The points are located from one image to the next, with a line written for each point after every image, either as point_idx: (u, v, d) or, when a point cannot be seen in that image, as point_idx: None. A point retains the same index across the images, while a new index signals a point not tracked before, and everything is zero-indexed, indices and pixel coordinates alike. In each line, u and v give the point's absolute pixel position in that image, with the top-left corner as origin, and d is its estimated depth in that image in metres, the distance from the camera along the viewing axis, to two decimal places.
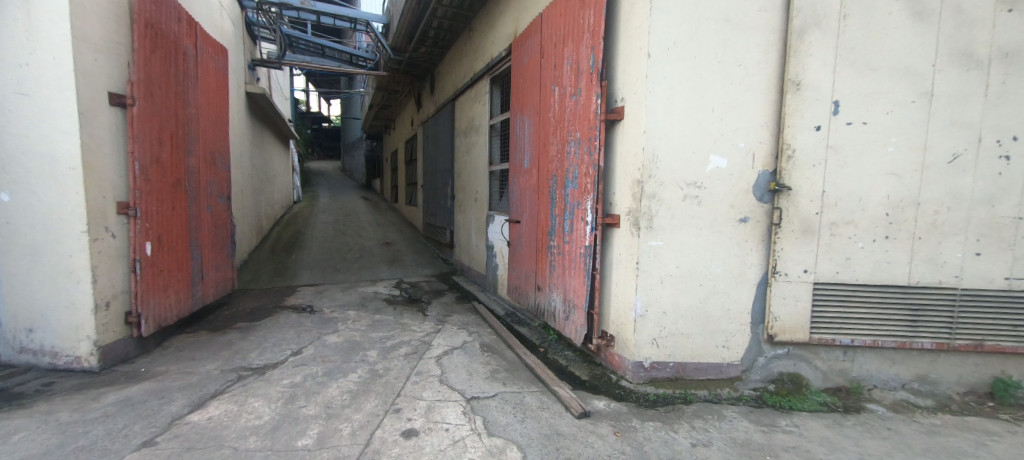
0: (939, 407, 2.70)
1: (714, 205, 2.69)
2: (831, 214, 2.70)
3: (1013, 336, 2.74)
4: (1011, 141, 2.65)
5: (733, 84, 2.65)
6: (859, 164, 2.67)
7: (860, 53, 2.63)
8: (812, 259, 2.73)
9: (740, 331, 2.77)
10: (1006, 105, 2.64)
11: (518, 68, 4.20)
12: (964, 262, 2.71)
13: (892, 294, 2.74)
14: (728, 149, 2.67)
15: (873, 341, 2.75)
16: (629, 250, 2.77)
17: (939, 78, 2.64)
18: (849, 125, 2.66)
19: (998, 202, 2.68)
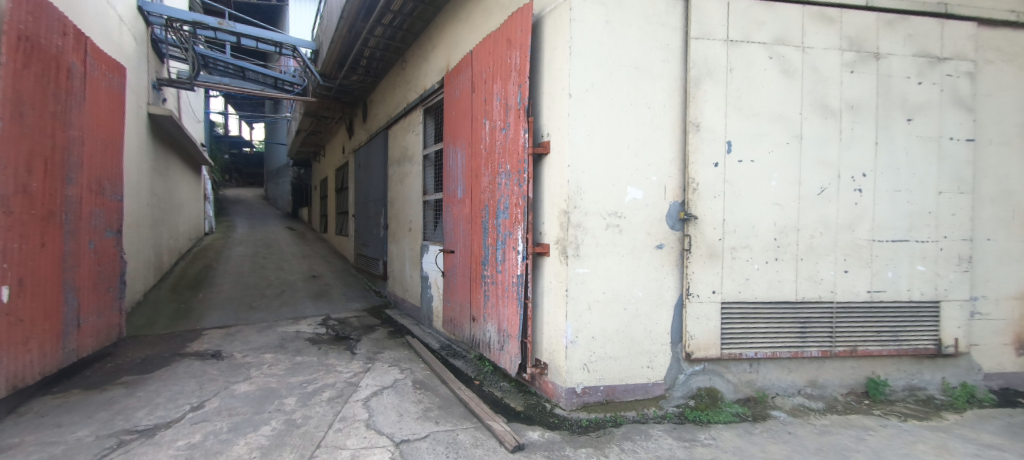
0: (828, 409, 3.06)
1: (633, 233, 2.90)
2: (732, 240, 3.03)
3: (879, 341, 3.21)
4: (862, 177, 3.19)
5: (644, 124, 2.92)
6: (751, 195, 3.05)
7: (743, 101, 3.04)
8: (718, 280, 3.01)
9: (661, 350, 2.96)
10: (857, 147, 3.19)
11: (450, 100, 4.29)
12: (836, 279, 3.16)
13: (784, 308, 3.10)
14: (642, 182, 2.92)
15: (772, 352, 3.08)
16: (558, 278, 2.87)
17: (806, 124, 3.13)
18: (740, 162, 3.03)
19: (857, 227, 3.19)
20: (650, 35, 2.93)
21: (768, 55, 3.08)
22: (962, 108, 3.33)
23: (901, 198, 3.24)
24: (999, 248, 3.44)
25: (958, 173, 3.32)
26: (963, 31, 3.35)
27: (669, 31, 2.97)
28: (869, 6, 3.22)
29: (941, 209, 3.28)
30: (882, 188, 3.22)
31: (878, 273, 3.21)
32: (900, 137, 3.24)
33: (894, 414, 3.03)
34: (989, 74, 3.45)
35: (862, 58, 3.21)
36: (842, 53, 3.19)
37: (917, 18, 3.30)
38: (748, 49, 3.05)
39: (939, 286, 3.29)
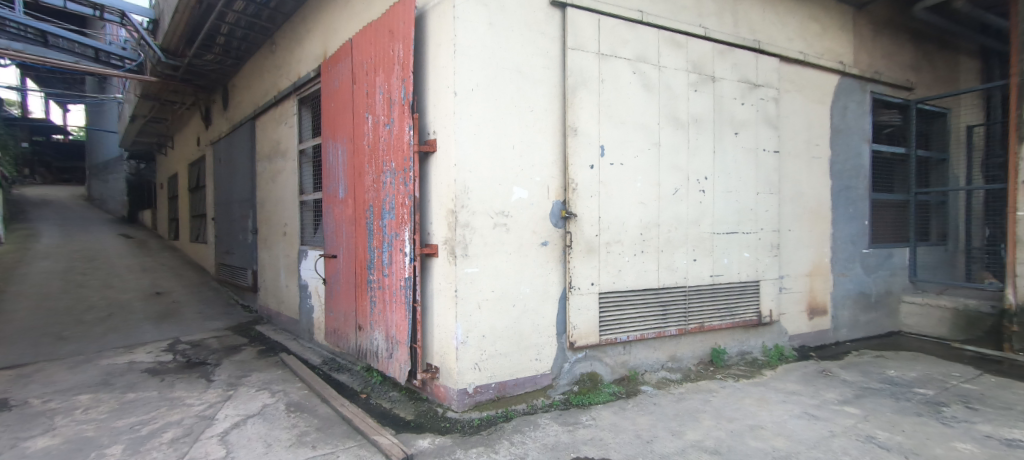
0: (684, 379, 3.56)
1: (520, 231, 3.00)
2: (606, 236, 3.32)
3: (720, 317, 3.83)
4: (704, 180, 3.78)
5: (527, 127, 3.04)
6: (621, 195, 3.38)
7: (612, 110, 3.36)
8: (596, 273, 3.27)
9: (548, 342, 3.12)
10: (701, 154, 3.77)
11: (328, 92, 3.95)
12: (688, 267, 3.69)
13: (649, 295, 3.51)
14: (527, 182, 3.04)
15: (640, 334, 3.46)
16: (447, 279, 2.83)
17: (663, 133, 3.59)
18: (611, 165, 3.34)
19: (702, 222, 3.77)
20: (531, 42, 3.06)
21: (632, 70, 3.45)
22: (771, 125, 4.15)
23: (732, 197, 3.92)
24: (797, 236, 4.38)
25: (770, 178, 4.14)
26: (770, 65, 4.17)
27: (548, 40, 3.14)
28: (707, 36, 3.83)
29: (759, 206, 4.06)
30: (719, 189, 3.85)
31: (718, 260, 3.84)
32: (730, 147, 3.92)
33: (730, 376, 3.65)
34: (789, 100, 4.36)
35: (703, 80, 3.80)
36: (688, 74, 3.72)
37: (740, 51, 4.01)
38: (615, 64, 3.37)
39: (759, 269, 4.05)
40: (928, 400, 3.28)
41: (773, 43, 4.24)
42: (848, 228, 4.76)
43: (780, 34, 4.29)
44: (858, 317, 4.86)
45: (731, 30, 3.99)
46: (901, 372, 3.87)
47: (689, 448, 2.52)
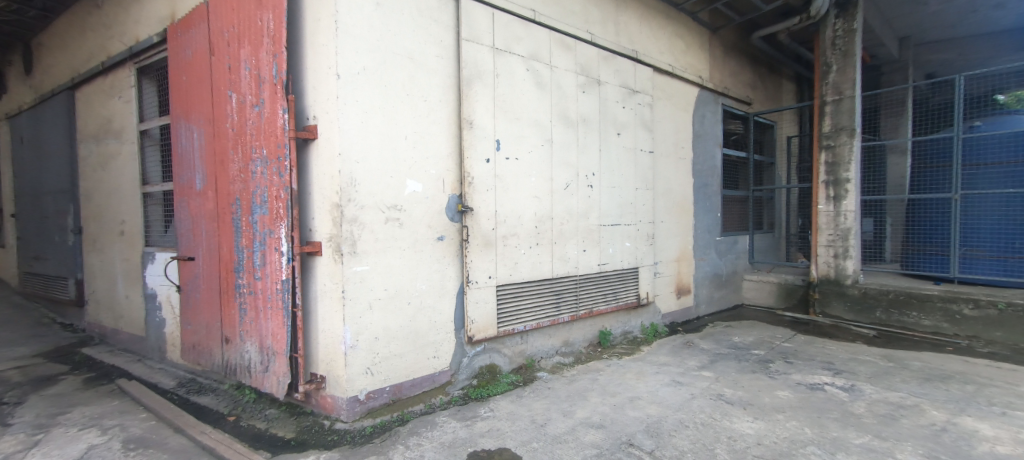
0: (575, 362, 3.79)
1: (414, 226, 2.87)
2: (503, 229, 3.35)
3: (605, 302, 4.15)
4: (591, 176, 4.04)
5: (420, 117, 2.91)
6: (516, 189, 3.44)
7: (507, 105, 3.39)
8: (493, 267, 3.29)
9: (446, 339, 3.05)
10: (589, 152, 4.02)
11: (177, 63, 3.32)
12: (578, 257, 3.92)
13: (543, 285, 3.65)
14: (421, 175, 2.92)
15: (536, 324, 3.59)
16: (332, 279, 2.58)
17: (555, 130, 3.74)
18: (506, 160, 3.37)
19: (590, 215, 4.02)
20: (423, 29, 2.92)
21: (526, 67, 3.52)
22: (646, 128, 4.60)
23: (616, 192, 4.26)
24: (668, 227, 4.94)
25: (646, 175, 4.60)
26: (646, 73, 4.61)
27: (442, 28, 3.04)
28: (593, 41, 4.08)
29: (638, 201, 4.48)
30: (604, 185, 4.16)
31: (604, 250, 4.15)
32: (613, 146, 4.24)
33: (615, 355, 3.99)
34: (661, 106, 4.88)
35: (590, 82, 4.05)
36: (577, 76, 3.93)
37: (621, 58, 4.36)
38: (509, 60, 3.41)
39: (638, 256, 4.48)
40: (761, 359, 3.97)
41: (648, 54, 4.69)
42: (706, 220, 5.52)
43: (653, 46, 4.76)
44: (713, 294, 5.68)
45: (613, 38, 4.30)
46: (744, 338, 4.63)
47: (579, 426, 2.69)
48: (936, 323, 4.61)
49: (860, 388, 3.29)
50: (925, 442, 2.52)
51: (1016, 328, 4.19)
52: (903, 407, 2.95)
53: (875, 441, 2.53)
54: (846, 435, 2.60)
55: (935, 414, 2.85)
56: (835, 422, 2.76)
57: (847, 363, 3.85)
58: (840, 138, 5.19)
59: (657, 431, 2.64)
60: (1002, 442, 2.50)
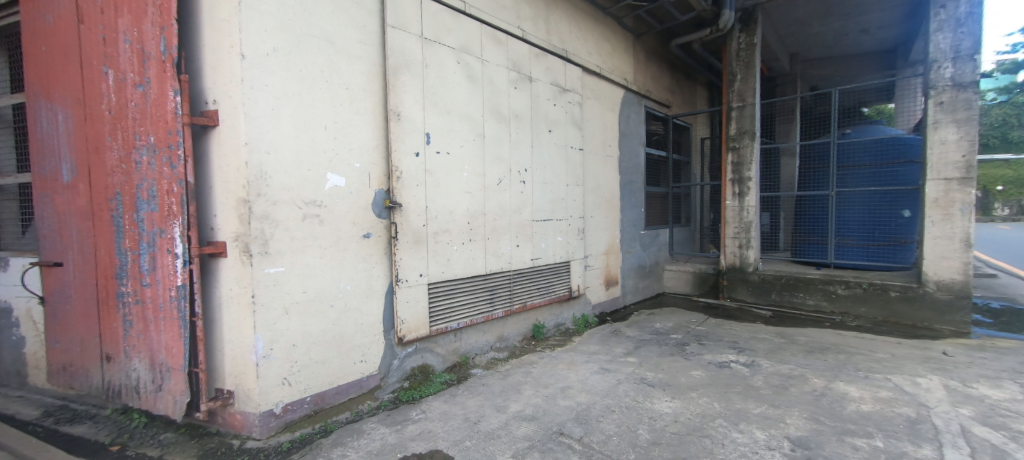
0: (509, 356, 3.80)
1: (336, 223, 2.67)
2: (434, 226, 3.25)
3: (538, 296, 4.21)
4: (524, 172, 4.06)
5: (341, 106, 2.71)
6: (447, 184, 3.35)
7: (437, 98, 3.28)
8: (424, 264, 3.17)
9: (374, 342, 2.89)
10: (521, 148, 4.03)
11: (34, 30, 2.79)
12: (512, 253, 3.93)
13: (477, 282, 3.60)
14: (344, 168, 2.72)
15: (469, 321, 3.54)
16: (240, 283, 2.32)
17: (487, 125, 3.70)
18: (437, 154, 3.27)
19: (522, 210, 4.04)
20: (344, 12, 2.72)
21: (456, 59, 3.43)
22: (575, 125, 4.72)
23: (547, 188, 4.33)
24: (597, 222, 5.11)
25: (576, 172, 4.72)
26: (574, 73, 4.72)
27: (365, 12, 2.85)
28: (524, 38, 4.09)
29: (569, 196, 4.59)
30: (536, 181, 4.20)
31: (537, 244, 4.19)
32: (545, 142, 4.30)
33: (548, 347, 4.07)
34: (589, 106, 5.03)
35: (522, 78, 4.06)
36: (508, 71, 3.91)
37: (551, 56, 4.42)
38: (439, 51, 3.29)
39: (569, 250, 4.60)
40: (678, 342, 4.27)
41: (577, 54, 4.80)
42: (631, 214, 5.81)
43: (582, 46, 4.88)
44: (638, 284, 6.01)
45: (544, 35, 4.34)
46: (665, 324, 4.94)
47: (511, 420, 2.69)
48: (818, 302, 5.26)
49: (759, 363, 3.65)
50: (810, 406, 2.86)
51: (877, 303, 4.90)
52: (792, 377, 3.33)
53: (771, 409, 2.83)
54: (748, 406, 2.87)
55: (817, 381, 3.25)
56: (739, 395, 3.04)
57: (749, 341, 4.26)
58: (744, 141, 5.72)
59: (586, 418, 2.73)
60: (866, 401, 2.91)
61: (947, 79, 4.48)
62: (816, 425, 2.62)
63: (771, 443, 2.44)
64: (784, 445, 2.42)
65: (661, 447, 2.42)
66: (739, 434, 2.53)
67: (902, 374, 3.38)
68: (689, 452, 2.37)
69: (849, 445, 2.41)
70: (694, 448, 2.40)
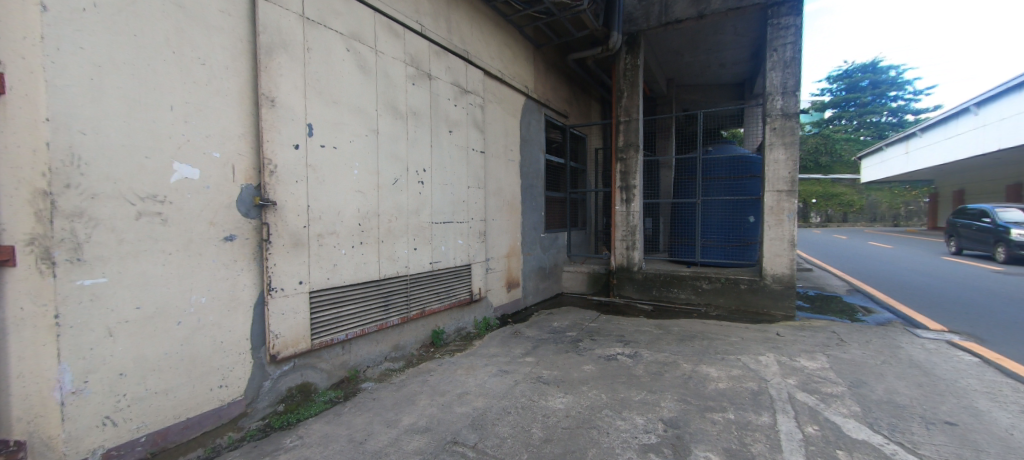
0: (405, 366, 3.58)
1: (185, 224, 2.25)
2: (317, 227, 2.91)
3: (436, 301, 4.05)
4: (422, 172, 3.88)
5: (195, 84, 2.30)
6: (334, 183, 3.03)
7: (323, 86, 2.96)
8: (305, 270, 2.83)
9: (238, 362, 2.50)
10: (419, 146, 3.84)
11: None
12: (408, 256, 3.72)
13: (369, 288, 3.33)
14: (197, 158, 2.31)
15: (360, 330, 3.25)
16: (38, 300, 1.85)
17: (381, 121, 3.45)
18: (321, 148, 2.94)
19: (420, 212, 3.86)
20: None
21: (345, 46, 3.14)
22: (477, 128, 4.67)
23: (447, 190, 4.20)
24: (498, 224, 5.12)
25: (478, 175, 4.67)
26: (476, 75, 4.67)
27: None
28: (423, 33, 3.92)
29: (469, 199, 4.51)
30: (436, 182, 4.05)
31: (436, 248, 4.04)
32: (444, 143, 4.16)
33: (447, 353, 3.93)
34: (491, 110, 5.02)
35: (420, 75, 3.88)
36: (405, 66, 3.71)
37: (452, 56, 4.31)
38: (324, 34, 2.98)
39: (470, 253, 4.52)
40: (573, 339, 4.44)
41: (478, 57, 4.75)
42: (532, 218, 5.94)
43: (483, 50, 4.85)
44: (538, 285, 6.16)
45: (444, 33, 4.21)
46: (561, 323, 5.12)
47: (402, 435, 2.51)
48: (688, 296, 5.91)
49: (641, 354, 3.95)
50: (679, 389, 3.15)
51: (732, 295, 5.65)
52: (666, 364, 3.65)
53: (648, 395, 3.05)
54: (630, 394, 3.07)
55: (686, 366, 3.60)
56: (623, 384, 3.24)
57: (634, 334, 4.61)
58: (630, 153, 6.23)
59: (481, 423, 2.67)
60: (722, 380, 3.31)
61: (778, 109, 5.36)
62: (685, 406, 2.88)
63: (648, 426, 2.63)
64: (659, 427, 2.62)
65: (552, 443, 2.45)
66: (622, 422, 2.68)
67: (748, 354, 3.92)
68: (578, 445, 2.44)
69: (710, 420, 2.69)
70: (582, 441, 2.48)
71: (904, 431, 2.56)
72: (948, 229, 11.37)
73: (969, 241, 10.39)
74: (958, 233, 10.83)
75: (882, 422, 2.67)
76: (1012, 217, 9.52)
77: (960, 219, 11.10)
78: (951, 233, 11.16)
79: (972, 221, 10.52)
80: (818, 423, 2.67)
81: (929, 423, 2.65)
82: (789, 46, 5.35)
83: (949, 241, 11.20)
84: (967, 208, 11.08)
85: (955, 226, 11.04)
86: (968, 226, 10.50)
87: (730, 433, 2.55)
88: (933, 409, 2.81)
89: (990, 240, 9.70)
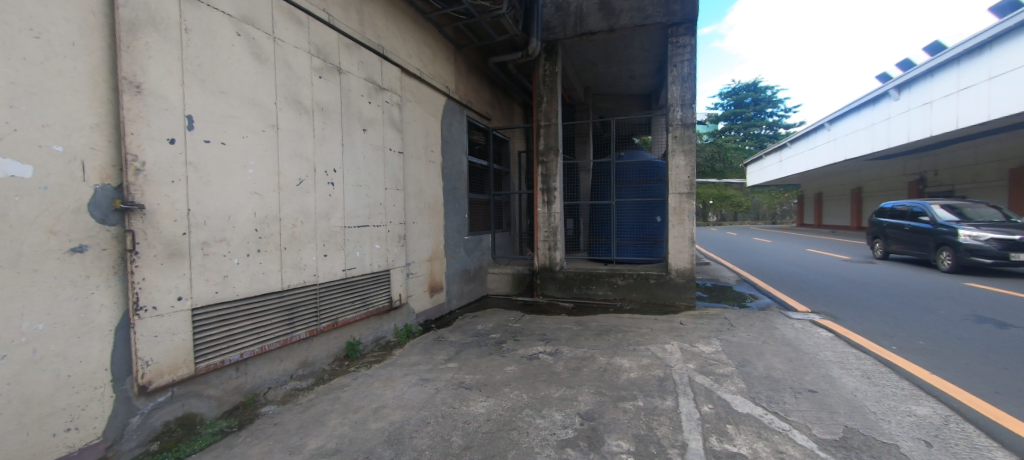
0: (314, 383, 3.27)
1: (12, 232, 1.86)
2: (201, 234, 2.55)
3: (351, 310, 3.77)
4: (332, 173, 3.59)
5: (26, 62, 1.91)
6: (223, 183, 2.68)
7: (207, 73, 2.60)
8: (185, 284, 2.47)
9: (94, 398, 2.12)
10: (328, 145, 3.55)
11: None
12: (317, 264, 3.41)
13: (269, 300, 2.99)
14: (30, 152, 1.92)
15: (259, 349, 2.91)
16: None
17: (281, 115, 3.12)
18: (206, 143, 2.58)
19: (331, 216, 3.57)
20: None
21: (235, 30, 2.79)
22: (394, 127, 4.45)
23: (362, 192, 3.93)
24: (419, 227, 4.92)
25: (395, 176, 4.44)
26: (392, 72, 4.46)
27: None
28: (330, 23, 3.63)
29: (387, 201, 4.28)
30: (348, 183, 3.77)
31: (349, 254, 3.76)
32: (358, 142, 3.90)
33: (363, 365, 3.67)
34: (410, 109, 4.81)
35: (328, 68, 3.59)
36: (311, 58, 3.41)
37: (365, 50, 4.06)
38: (208, 13, 2.61)
39: (388, 258, 4.28)
40: (496, 341, 4.41)
41: (395, 53, 4.53)
42: (455, 220, 5.81)
43: (400, 47, 4.64)
44: (463, 288, 6.05)
45: (356, 25, 3.94)
46: (486, 325, 5.06)
47: None
48: (605, 292, 6.20)
49: (561, 350, 4.04)
50: (596, 382, 3.26)
51: (644, 289, 6.04)
52: (584, 359, 3.77)
53: (567, 390, 3.12)
54: (550, 392, 3.11)
55: (602, 359, 3.75)
56: (544, 382, 3.27)
57: (555, 332, 4.70)
58: (550, 156, 6.38)
59: (398, 438, 2.51)
60: (633, 370, 3.48)
61: (679, 120, 5.83)
62: (600, 398, 2.98)
63: (566, 421, 2.67)
64: (576, 421, 2.68)
65: (472, 450, 2.38)
66: (542, 420, 2.70)
67: (656, 343, 4.20)
68: (497, 449, 2.39)
69: (621, 409, 2.81)
70: (501, 444, 2.44)
71: (779, 401, 2.89)
72: (870, 229, 10.29)
73: (898, 243, 9.17)
74: (884, 233, 9.68)
75: (762, 395, 2.99)
76: (947, 216, 8.08)
77: (884, 218, 9.92)
78: (875, 234, 10.06)
79: (897, 219, 9.35)
80: (712, 402, 2.91)
81: (797, 392, 3.03)
82: (686, 63, 5.85)
83: (875, 243, 9.99)
84: (888, 207, 9.97)
85: (880, 226, 9.90)
86: (895, 226, 9.29)
87: (639, 420, 2.68)
88: (800, 380, 3.22)
89: (928, 243, 8.22)
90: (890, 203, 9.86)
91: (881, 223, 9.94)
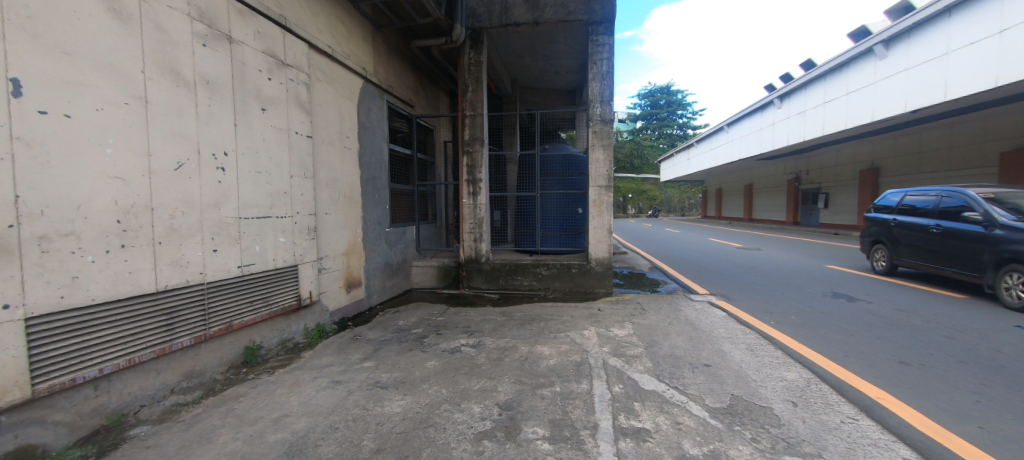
0: (203, 395, 2.89)
1: None
2: (37, 227, 2.13)
3: (248, 311, 3.37)
4: (223, 157, 3.16)
5: None
6: (70, 165, 2.25)
7: (41, 28, 2.15)
8: (14, 288, 2.05)
9: None
10: (216, 124, 3.11)
11: None
12: (204, 260, 2.99)
13: (138, 304, 2.56)
14: None
15: (125, 361, 2.49)
16: None
17: (152, 87, 2.66)
18: (41, 115, 2.14)
19: (222, 205, 3.14)
20: None
21: None
22: (301, 109, 4.04)
23: (261, 179, 3.51)
24: (332, 219, 4.55)
25: (303, 162, 4.04)
26: (298, 47, 4.03)
27: None
28: None
29: (292, 190, 3.88)
30: (244, 168, 3.35)
31: (247, 248, 3.35)
32: (256, 123, 3.48)
33: (265, 371, 3.31)
34: (320, 89, 4.40)
35: (215, 36, 3.13)
36: (192, 22, 2.95)
37: (264, 21, 3.62)
38: None
39: (296, 252, 3.90)
40: (418, 336, 4.24)
41: (302, 27, 4.09)
42: (375, 211, 5.49)
43: (308, 20, 4.21)
44: (384, 283, 5.75)
45: None
46: (408, 320, 4.85)
47: None
48: (530, 282, 6.28)
49: (483, 342, 4.00)
50: (516, 371, 3.26)
51: (566, 279, 6.21)
52: (506, 349, 3.77)
53: (487, 382, 3.08)
54: (470, 384, 3.05)
55: (523, 349, 3.77)
56: (464, 376, 3.20)
57: (479, 324, 4.64)
58: (476, 146, 6.25)
59: (300, 448, 2.30)
60: (553, 357, 3.54)
61: (598, 116, 6.05)
62: (519, 387, 2.99)
63: (484, 413, 2.63)
64: (494, 412, 2.64)
65: (384, 453, 2.25)
66: (459, 414, 2.63)
67: (575, 330, 4.32)
68: (411, 448, 2.28)
69: (539, 396, 2.84)
70: (416, 443, 2.33)
71: (679, 376, 3.13)
72: (866, 231, 7.22)
73: (915, 253, 6.13)
74: (890, 236, 6.59)
75: (666, 372, 3.21)
76: (1007, 216, 4.94)
77: (886, 215, 6.83)
78: (876, 237, 6.91)
79: (909, 217, 6.30)
80: (622, 382, 3.06)
81: (695, 367, 3.29)
82: (604, 61, 6.06)
83: (874, 248, 7.07)
84: (889, 199, 6.94)
85: (883, 226, 6.78)
86: (911, 227, 6.20)
87: (556, 405, 2.73)
88: (698, 355, 3.51)
89: (978, 259, 5.16)
90: (895, 193, 6.77)
91: (883, 222, 6.83)
